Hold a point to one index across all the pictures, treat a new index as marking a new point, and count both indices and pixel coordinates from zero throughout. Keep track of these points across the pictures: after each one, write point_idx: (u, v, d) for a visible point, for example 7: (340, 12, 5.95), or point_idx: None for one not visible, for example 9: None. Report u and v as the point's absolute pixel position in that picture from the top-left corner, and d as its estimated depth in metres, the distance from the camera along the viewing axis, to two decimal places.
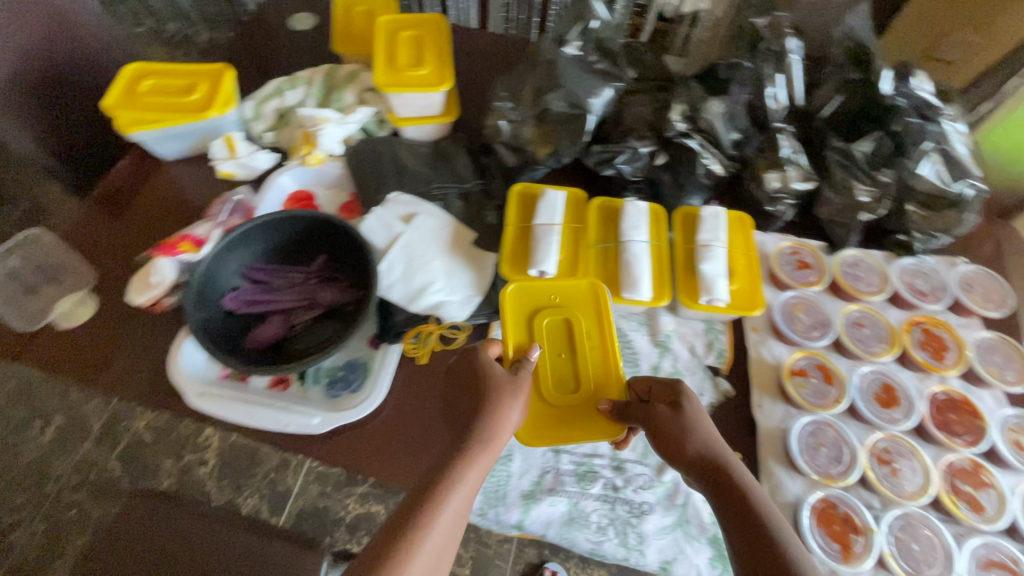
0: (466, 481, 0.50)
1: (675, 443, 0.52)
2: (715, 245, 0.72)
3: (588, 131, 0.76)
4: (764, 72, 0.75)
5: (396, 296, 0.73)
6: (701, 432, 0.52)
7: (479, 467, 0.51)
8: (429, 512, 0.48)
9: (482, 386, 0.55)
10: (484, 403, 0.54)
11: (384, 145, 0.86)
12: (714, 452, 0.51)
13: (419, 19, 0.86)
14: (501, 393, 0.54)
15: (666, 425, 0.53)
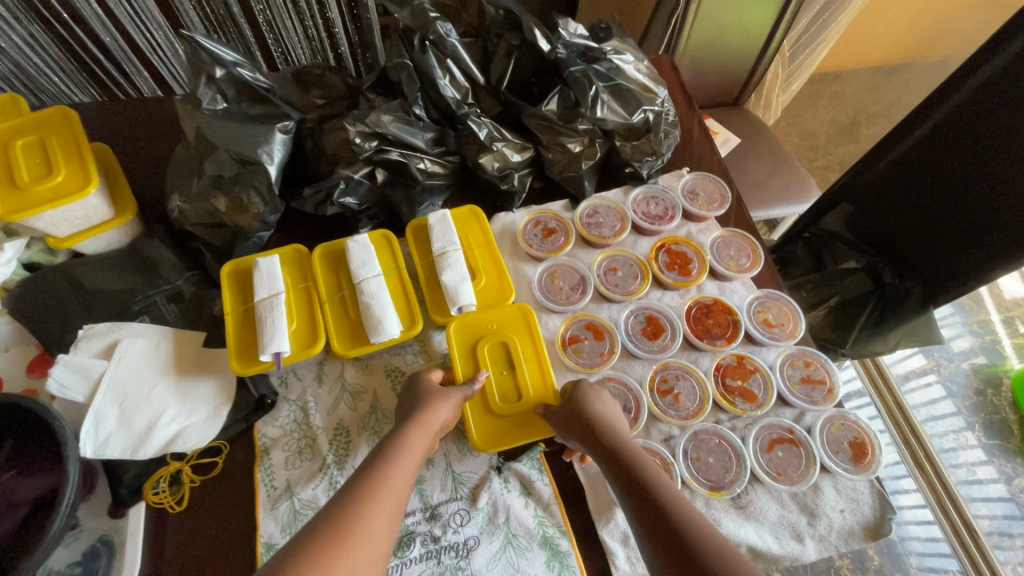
0: (399, 471, 0.50)
1: (580, 412, 0.57)
2: (449, 251, 0.68)
3: (276, 182, 0.69)
4: (426, 64, 0.71)
5: (116, 451, 0.60)
6: (602, 403, 0.59)
7: (409, 463, 0.51)
8: (370, 505, 0.46)
9: (432, 390, 0.59)
10: (419, 405, 0.57)
11: (57, 275, 0.71)
12: (610, 417, 0.57)
13: (36, 118, 0.71)
14: (436, 394, 0.58)
15: (581, 394, 0.59)
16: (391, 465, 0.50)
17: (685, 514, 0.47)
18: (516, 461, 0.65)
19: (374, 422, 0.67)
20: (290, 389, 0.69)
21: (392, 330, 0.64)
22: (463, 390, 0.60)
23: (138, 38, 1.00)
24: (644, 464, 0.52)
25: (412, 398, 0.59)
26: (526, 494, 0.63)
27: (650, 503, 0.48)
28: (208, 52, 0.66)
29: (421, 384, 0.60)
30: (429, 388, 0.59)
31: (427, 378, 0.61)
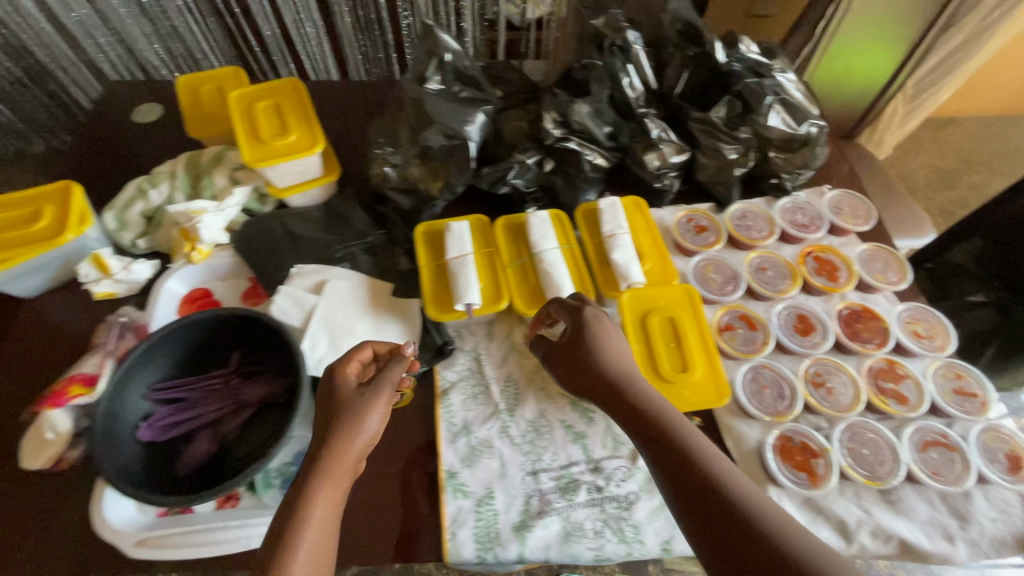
0: (322, 488, 0.50)
1: (589, 364, 0.60)
2: (619, 233, 0.75)
3: (473, 157, 0.77)
4: (615, 66, 0.79)
5: None
6: (609, 345, 0.61)
7: (332, 480, 0.51)
8: (300, 520, 0.48)
9: (348, 399, 0.57)
10: (340, 414, 0.56)
11: (272, 220, 0.82)
12: (619, 359, 0.60)
13: (273, 87, 0.83)
14: (345, 408, 0.56)
15: (584, 342, 0.61)
16: (317, 473, 0.51)
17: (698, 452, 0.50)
18: None
19: (540, 379, 0.73)
20: (464, 341, 0.76)
21: (569, 297, 0.71)
22: (385, 391, 0.58)
23: (293, 32, 1.14)
24: (656, 403, 0.55)
25: (329, 408, 0.57)
26: None
27: (665, 445, 0.51)
28: (439, 42, 0.77)
29: (337, 394, 0.57)
30: (344, 399, 0.57)
31: (344, 384, 0.58)
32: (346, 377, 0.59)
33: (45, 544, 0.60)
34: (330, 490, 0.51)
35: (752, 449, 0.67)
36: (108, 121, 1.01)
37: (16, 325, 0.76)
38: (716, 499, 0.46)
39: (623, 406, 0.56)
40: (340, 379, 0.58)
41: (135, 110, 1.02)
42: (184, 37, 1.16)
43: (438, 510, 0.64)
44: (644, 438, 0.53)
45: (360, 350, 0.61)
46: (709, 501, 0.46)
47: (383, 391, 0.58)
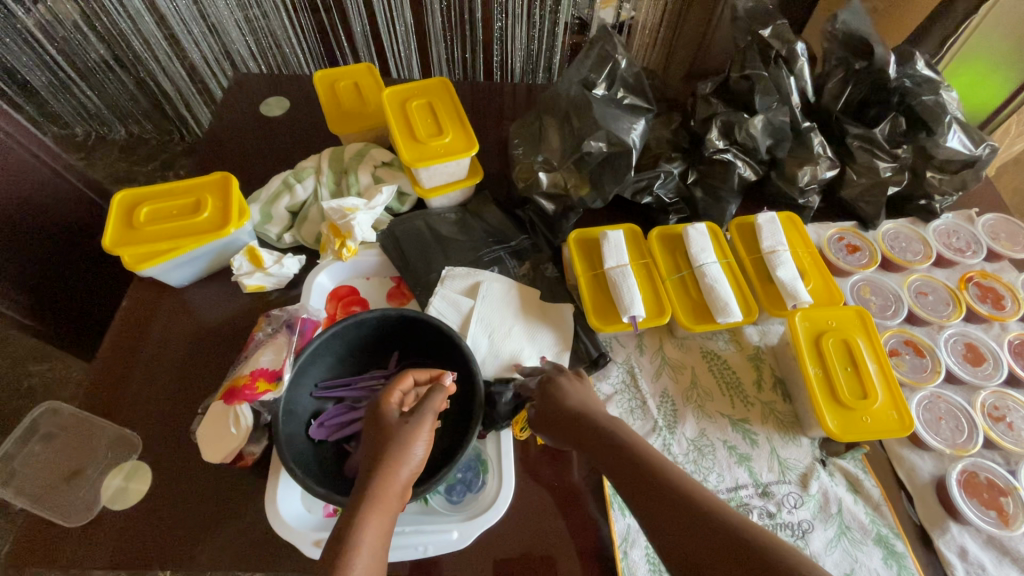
0: (376, 512, 0.45)
1: (563, 414, 0.59)
2: (782, 250, 0.72)
3: (632, 166, 0.75)
4: (782, 77, 0.76)
5: (491, 372, 0.70)
6: (575, 396, 0.61)
7: (385, 506, 0.46)
8: (348, 545, 0.43)
9: (395, 426, 0.51)
10: (378, 439, 0.51)
11: (416, 220, 0.82)
12: (583, 405, 0.60)
13: (423, 86, 0.83)
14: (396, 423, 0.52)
15: (554, 392, 0.62)
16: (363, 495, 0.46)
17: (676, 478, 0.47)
18: (839, 457, 0.67)
19: (697, 397, 0.71)
20: (615, 352, 0.75)
21: (737, 314, 0.68)
22: (429, 415, 0.53)
23: (382, 28, 1.12)
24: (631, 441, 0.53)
25: (373, 431, 0.52)
26: (853, 491, 0.65)
27: (643, 481, 0.48)
28: (615, 46, 0.75)
29: (379, 418, 0.53)
30: (389, 424, 0.52)
31: (389, 412, 0.54)
32: (390, 407, 0.54)
33: (230, 538, 0.60)
34: (383, 518, 0.45)
35: (927, 483, 0.65)
36: (234, 112, 1.01)
37: (166, 314, 0.77)
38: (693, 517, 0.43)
39: (607, 452, 0.53)
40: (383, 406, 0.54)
41: (263, 102, 1.02)
42: (277, 36, 1.15)
43: (606, 528, 0.62)
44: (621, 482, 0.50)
45: (402, 381, 0.57)
46: (683, 525, 0.43)
47: (426, 417, 0.52)
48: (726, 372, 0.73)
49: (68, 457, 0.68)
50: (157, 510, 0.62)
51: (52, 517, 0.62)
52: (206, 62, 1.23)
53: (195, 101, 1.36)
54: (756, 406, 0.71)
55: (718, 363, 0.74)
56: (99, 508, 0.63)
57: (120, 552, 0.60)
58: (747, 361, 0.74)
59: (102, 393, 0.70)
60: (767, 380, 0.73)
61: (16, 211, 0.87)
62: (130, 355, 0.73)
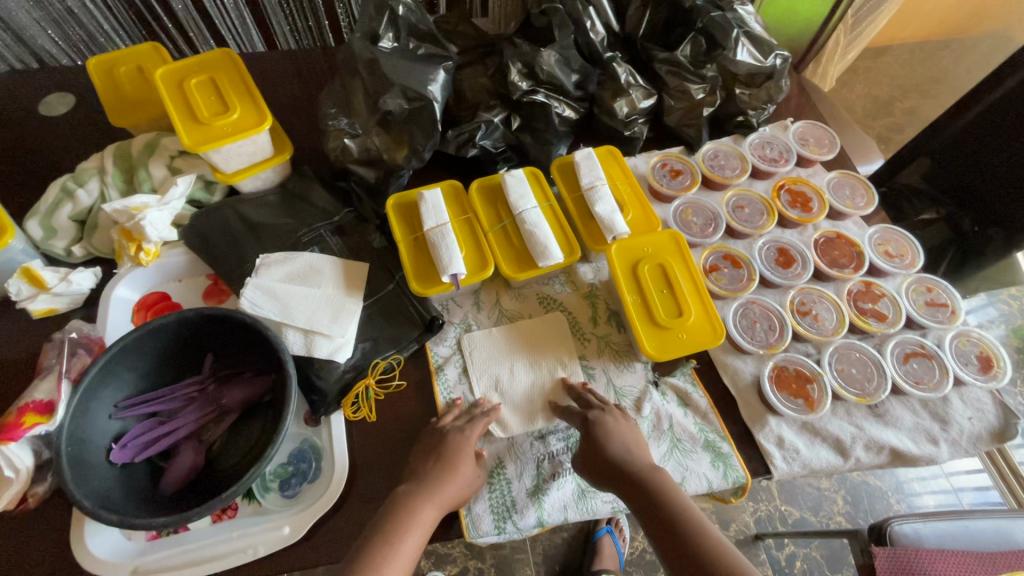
0: (426, 511, 0.54)
1: (596, 445, 0.60)
2: (599, 184, 0.72)
3: (439, 119, 0.72)
4: (577, 8, 0.75)
5: (323, 351, 0.66)
6: (618, 433, 0.61)
7: (437, 501, 0.55)
8: None
9: (446, 470, 0.57)
10: (447, 453, 0.58)
11: (225, 209, 0.76)
12: (624, 445, 0.60)
13: (205, 59, 0.75)
14: (448, 468, 0.57)
15: (597, 435, 0.60)
16: (419, 511, 0.54)
17: (711, 542, 0.53)
18: (670, 376, 0.70)
19: (534, 342, 0.71)
20: (452, 314, 0.73)
21: (557, 255, 0.68)
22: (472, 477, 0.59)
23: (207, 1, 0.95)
24: (671, 495, 0.56)
25: (438, 451, 0.59)
26: (683, 405, 0.69)
27: (675, 535, 0.54)
28: None
29: (454, 445, 0.59)
30: (459, 452, 0.59)
31: (432, 453, 0.59)
32: (434, 451, 0.59)
33: None
34: (433, 512, 0.55)
35: (749, 384, 0.69)
36: (8, 118, 0.88)
37: None
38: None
39: (643, 500, 0.56)
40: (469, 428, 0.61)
41: (42, 102, 0.89)
42: (81, 20, 0.95)
43: None
44: (652, 526, 0.55)
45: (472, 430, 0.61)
46: None
47: (467, 465, 0.59)
48: (563, 314, 0.74)
49: None
50: None
51: None
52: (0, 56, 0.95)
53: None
54: (592, 341, 0.72)
55: (554, 307, 0.74)
56: None
57: None
58: (582, 299, 0.75)
59: None
60: (602, 314, 0.74)
61: None
62: None
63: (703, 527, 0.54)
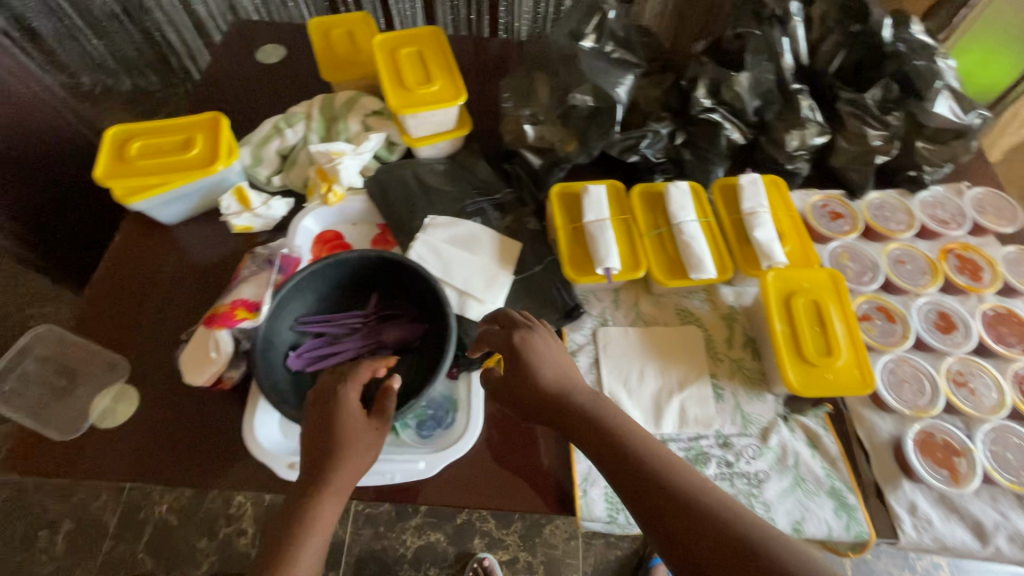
0: (325, 509, 0.50)
1: (523, 373, 0.57)
2: (762, 211, 0.73)
3: (618, 121, 0.75)
4: (774, 37, 0.76)
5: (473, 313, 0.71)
6: (545, 357, 0.58)
7: (337, 491, 0.51)
8: None
9: (333, 445, 0.53)
10: (330, 428, 0.53)
11: (404, 169, 0.83)
12: (556, 372, 0.57)
13: (415, 34, 0.83)
14: (341, 450, 0.53)
15: (525, 362, 0.57)
16: (325, 487, 0.51)
17: (654, 455, 0.49)
18: (802, 414, 0.69)
19: (667, 350, 0.72)
20: (591, 305, 0.76)
21: (710, 271, 0.69)
22: (364, 447, 0.54)
23: None
24: (609, 417, 0.53)
25: (326, 422, 0.54)
26: (812, 446, 0.67)
27: (613, 448, 0.50)
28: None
29: (341, 415, 0.54)
30: (350, 428, 0.53)
31: (319, 415, 0.55)
32: (322, 417, 0.55)
33: (216, 454, 0.64)
34: (334, 502, 0.51)
35: (886, 442, 0.66)
36: (233, 60, 1.01)
37: (159, 249, 0.79)
38: (692, 506, 0.45)
39: (583, 421, 0.53)
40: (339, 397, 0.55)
41: (260, 50, 1.02)
42: None
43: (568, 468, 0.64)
44: (590, 442, 0.52)
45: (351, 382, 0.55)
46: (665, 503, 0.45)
47: (359, 436, 0.54)
48: (699, 329, 0.74)
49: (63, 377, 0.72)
50: (145, 429, 0.66)
51: (40, 431, 0.66)
52: (211, 14, 1.19)
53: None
54: (725, 362, 0.72)
55: (691, 321, 0.75)
56: (88, 425, 0.66)
57: (108, 468, 0.64)
58: (720, 320, 0.75)
59: (94, 320, 0.73)
60: (738, 340, 0.74)
61: (14, 143, 0.88)
62: (124, 286, 0.76)
63: (641, 440, 0.51)
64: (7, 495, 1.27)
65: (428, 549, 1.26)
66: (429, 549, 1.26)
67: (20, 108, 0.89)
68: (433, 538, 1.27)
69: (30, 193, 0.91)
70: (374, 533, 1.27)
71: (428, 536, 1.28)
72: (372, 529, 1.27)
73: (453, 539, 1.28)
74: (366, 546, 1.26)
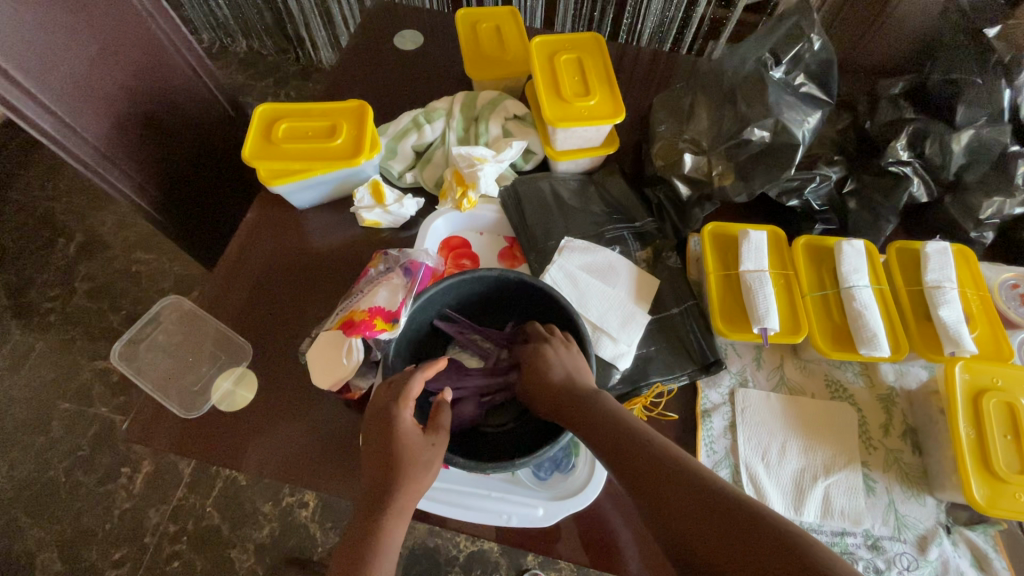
0: (391, 531, 0.46)
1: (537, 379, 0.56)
2: (950, 288, 0.64)
3: (795, 163, 0.67)
4: (998, 89, 0.66)
5: (607, 353, 0.66)
6: (557, 361, 0.56)
7: (399, 511, 0.47)
8: None
9: (392, 454, 0.49)
10: (387, 443, 0.49)
11: (541, 181, 0.78)
12: (568, 374, 0.55)
13: (575, 40, 0.78)
14: (405, 467, 0.48)
15: (538, 366, 0.57)
16: (384, 507, 0.47)
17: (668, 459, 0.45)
18: (968, 527, 0.60)
19: (814, 426, 0.65)
20: (729, 360, 0.69)
21: (885, 349, 0.61)
22: (427, 460, 0.49)
23: None
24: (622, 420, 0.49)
25: (383, 445, 0.50)
26: (977, 568, 0.58)
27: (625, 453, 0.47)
28: (808, 24, 0.67)
29: (395, 435, 0.50)
30: (407, 449, 0.49)
31: (373, 420, 0.52)
32: (375, 422, 0.51)
33: (329, 457, 0.63)
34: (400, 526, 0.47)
35: None
36: (372, 41, 0.99)
37: (288, 232, 0.78)
38: (703, 506, 0.41)
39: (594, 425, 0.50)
40: (398, 411, 0.50)
41: (399, 34, 1.00)
42: None
43: None
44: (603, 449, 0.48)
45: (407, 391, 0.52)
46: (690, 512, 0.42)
47: (419, 447, 0.50)
48: (852, 408, 0.66)
49: (186, 349, 0.73)
50: (262, 419, 0.65)
51: (164, 404, 0.67)
52: None
53: (350, 23, 1.48)
54: (879, 451, 0.64)
55: (843, 396, 0.67)
56: (208, 406, 0.66)
57: (224, 453, 0.63)
58: (877, 400, 0.67)
59: (221, 297, 0.73)
60: (896, 428, 0.66)
61: (160, 106, 0.89)
62: (251, 266, 0.76)
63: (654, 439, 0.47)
64: (82, 435, 1.27)
65: (479, 559, 1.23)
66: (481, 559, 1.22)
67: (169, 71, 0.90)
68: (486, 547, 1.24)
69: (167, 155, 0.92)
70: (426, 530, 1.25)
71: (481, 544, 1.24)
72: (426, 526, 1.25)
73: (505, 554, 1.24)
74: (417, 543, 1.24)
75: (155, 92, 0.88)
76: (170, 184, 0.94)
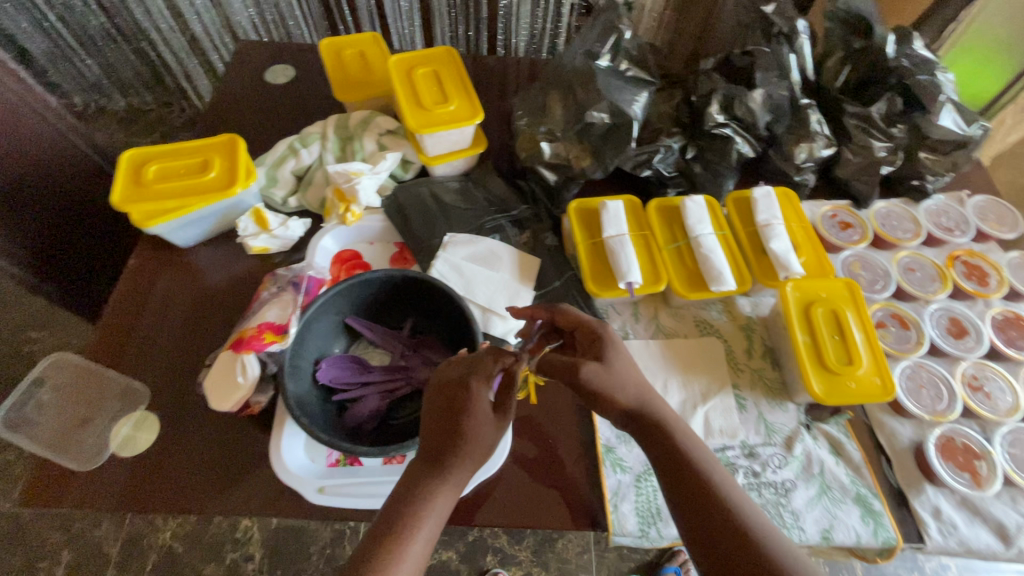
0: (442, 496, 0.47)
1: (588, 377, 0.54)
2: (776, 223, 0.74)
3: (633, 137, 0.75)
4: (783, 54, 0.79)
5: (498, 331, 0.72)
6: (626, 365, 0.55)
7: (456, 480, 0.48)
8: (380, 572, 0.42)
9: (465, 425, 0.49)
10: (457, 413, 0.50)
11: (420, 187, 0.84)
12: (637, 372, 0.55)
13: (430, 54, 0.84)
14: (477, 435, 0.49)
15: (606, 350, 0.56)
16: (443, 475, 0.48)
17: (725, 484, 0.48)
18: (823, 422, 0.70)
19: (689, 361, 0.73)
20: (611, 319, 0.77)
21: (730, 283, 0.70)
22: (487, 445, 0.49)
23: None
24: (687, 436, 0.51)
25: (451, 415, 0.50)
26: (835, 454, 0.68)
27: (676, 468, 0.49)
28: (621, 18, 0.77)
29: (467, 408, 0.50)
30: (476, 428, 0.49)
31: (451, 393, 0.51)
32: (452, 394, 0.51)
33: (241, 478, 0.63)
34: (449, 494, 0.47)
35: (906, 448, 0.68)
36: (243, 79, 1.01)
37: (175, 271, 0.79)
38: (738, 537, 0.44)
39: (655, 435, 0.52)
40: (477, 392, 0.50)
41: (269, 69, 1.03)
42: None
43: (596, 481, 0.65)
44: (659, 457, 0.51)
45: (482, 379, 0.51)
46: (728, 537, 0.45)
47: (487, 425, 0.50)
48: (719, 340, 0.75)
49: (78, 404, 0.71)
50: (168, 456, 0.65)
51: (59, 461, 0.65)
52: None
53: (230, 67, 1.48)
54: (746, 372, 0.73)
55: (710, 332, 0.76)
56: (108, 454, 0.65)
57: (129, 497, 0.63)
58: (738, 330, 0.76)
59: (111, 346, 0.72)
60: (757, 350, 0.75)
61: (23, 167, 0.87)
62: (139, 310, 0.75)
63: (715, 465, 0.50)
64: None
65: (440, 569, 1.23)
66: (441, 569, 1.22)
67: (28, 132, 0.88)
68: (444, 557, 1.24)
69: (38, 216, 0.90)
70: None
71: (438, 555, 1.24)
72: None
73: (464, 559, 1.24)
74: None
75: (14, 154, 0.86)
76: (46, 246, 0.92)
